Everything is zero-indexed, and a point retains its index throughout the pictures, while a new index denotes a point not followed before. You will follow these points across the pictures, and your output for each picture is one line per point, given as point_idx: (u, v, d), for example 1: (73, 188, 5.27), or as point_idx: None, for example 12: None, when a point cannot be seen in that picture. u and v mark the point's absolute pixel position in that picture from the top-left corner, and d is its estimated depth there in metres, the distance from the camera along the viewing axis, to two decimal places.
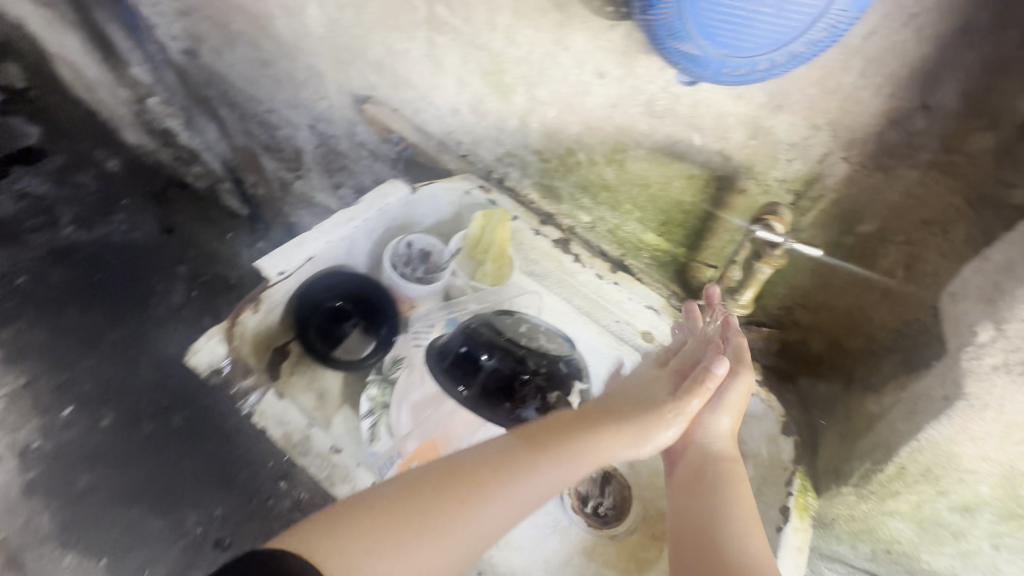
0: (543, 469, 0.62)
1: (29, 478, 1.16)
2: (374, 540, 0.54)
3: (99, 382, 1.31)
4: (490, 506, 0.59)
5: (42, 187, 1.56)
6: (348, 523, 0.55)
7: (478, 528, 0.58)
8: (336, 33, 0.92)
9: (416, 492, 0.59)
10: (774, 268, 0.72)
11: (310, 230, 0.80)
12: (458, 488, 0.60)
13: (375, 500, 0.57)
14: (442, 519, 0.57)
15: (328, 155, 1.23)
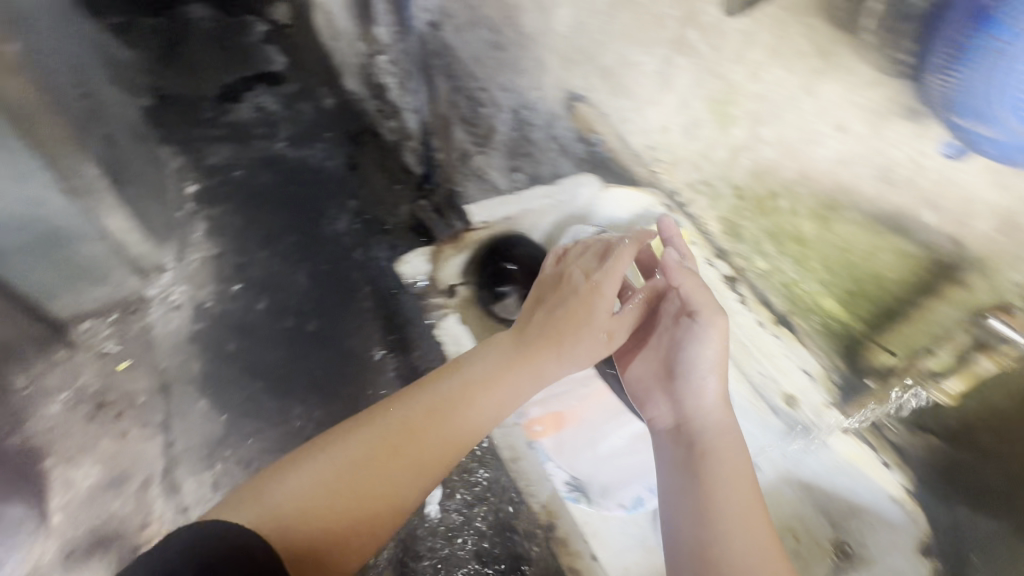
0: (458, 404, 0.96)
1: (197, 327, 1.72)
2: (314, 475, 0.88)
3: (267, 274, 1.85)
4: (409, 426, 0.93)
5: (289, 129, 2.26)
6: (297, 475, 0.88)
7: (393, 442, 0.91)
8: (578, 33, 1.01)
9: (329, 448, 0.91)
10: (997, 367, 0.77)
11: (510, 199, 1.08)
12: (361, 428, 0.93)
13: (308, 463, 0.89)
14: (352, 452, 0.90)
15: (518, 139, 1.34)
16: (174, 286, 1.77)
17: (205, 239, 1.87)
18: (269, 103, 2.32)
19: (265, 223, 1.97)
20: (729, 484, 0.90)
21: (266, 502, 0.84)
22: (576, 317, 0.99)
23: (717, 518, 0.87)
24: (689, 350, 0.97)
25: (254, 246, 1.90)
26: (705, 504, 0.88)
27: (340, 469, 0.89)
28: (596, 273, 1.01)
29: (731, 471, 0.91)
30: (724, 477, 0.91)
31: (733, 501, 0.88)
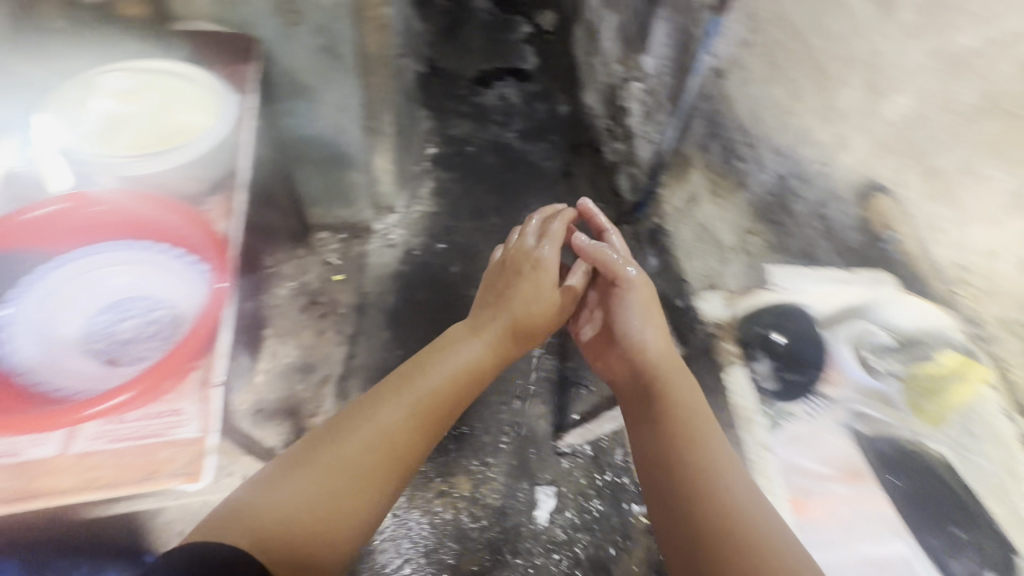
0: (434, 373, 1.02)
1: (401, 267, 1.94)
2: (304, 475, 0.82)
3: (468, 243, 2.04)
4: (383, 408, 0.93)
5: (522, 124, 2.48)
6: (286, 483, 0.81)
7: (384, 420, 0.92)
8: (910, 129, 1.04)
9: (304, 450, 0.87)
10: None
11: (813, 271, 1.07)
12: (342, 427, 0.91)
13: (290, 467, 0.84)
14: (338, 446, 0.87)
15: (772, 205, 1.34)
16: (395, 227, 2.00)
17: (430, 197, 2.11)
18: (512, 96, 2.58)
19: (479, 200, 2.16)
20: (676, 432, 0.92)
21: (258, 501, 0.78)
22: (518, 296, 1.17)
23: (701, 477, 0.85)
24: (624, 319, 1.15)
25: (464, 217, 2.11)
26: (672, 444, 0.91)
27: (327, 462, 0.85)
28: (608, 264, 1.20)
29: (687, 404, 0.98)
30: (677, 434, 0.92)
31: (708, 463, 0.87)
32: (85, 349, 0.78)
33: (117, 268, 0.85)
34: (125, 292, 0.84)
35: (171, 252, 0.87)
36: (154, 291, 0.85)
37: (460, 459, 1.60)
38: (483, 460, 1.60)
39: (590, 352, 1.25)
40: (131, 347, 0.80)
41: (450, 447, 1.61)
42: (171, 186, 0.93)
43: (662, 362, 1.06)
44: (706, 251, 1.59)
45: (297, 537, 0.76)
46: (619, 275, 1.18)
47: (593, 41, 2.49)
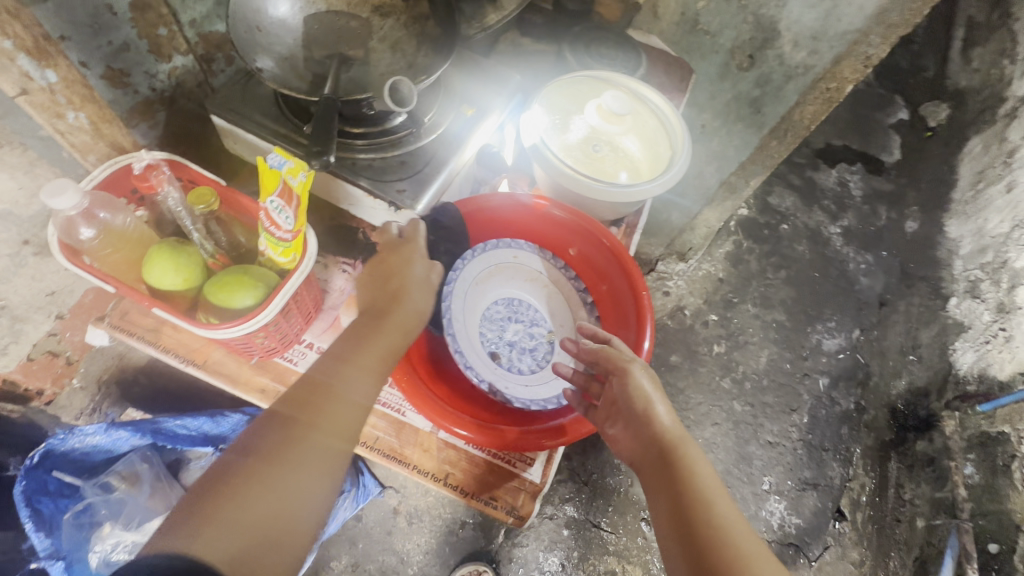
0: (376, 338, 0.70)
1: (664, 321, 1.80)
2: (276, 472, 0.59)
3: (740, 327, 1.82)
4: (336, 377, 0.67)
5: (854, 221, 2.10)
6: (232, 480, 0.58)
7: (343, 386, 0.66)
8: None
9: (266, 431, 0.62)
10: None
11: None
12: (300, 402, 0.65)
13: (249, 459, 0.59)
14: (307, 425, 0.63)
15: None
16: (674, 276, 1.85)
17: (722, 261, 1.91)
18: (854, 185, 2.19)
19: (771, 289, 1.90)
20: (704, 522, 0.64)
21: (219, 513, 0.55)
22: (400, 271, 0.74)
23: (695, 530, 0.63)
24: (630, 399, 0.73)
25: (747, 298, 1.87)
26: (698, 545, 0.62)
27: (308, 454, 0.62)
28: (618, 360, 0.75)
29: (701, 464, 0.69)
30: (688, 521, 0.64)
31: (710, 523, 0.63)
32: (482, 339, 0.87)
33: (526, 278, 0.93)
34: (524, 298, 0.92)
35: (577, 283, 0.93)
36: (549, 314, 0.92)
37: (644, 551, 1.45)
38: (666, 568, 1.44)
39: (593, 417, 0.78)
40: (515, 356, 0.88)
41: (639, 531, 1.47)
42: (602, 212, 0.96)
43: (673, 429, 0.71)
44: None
45: (285, 553, 0.57)
46: (620, 360, 0.75)
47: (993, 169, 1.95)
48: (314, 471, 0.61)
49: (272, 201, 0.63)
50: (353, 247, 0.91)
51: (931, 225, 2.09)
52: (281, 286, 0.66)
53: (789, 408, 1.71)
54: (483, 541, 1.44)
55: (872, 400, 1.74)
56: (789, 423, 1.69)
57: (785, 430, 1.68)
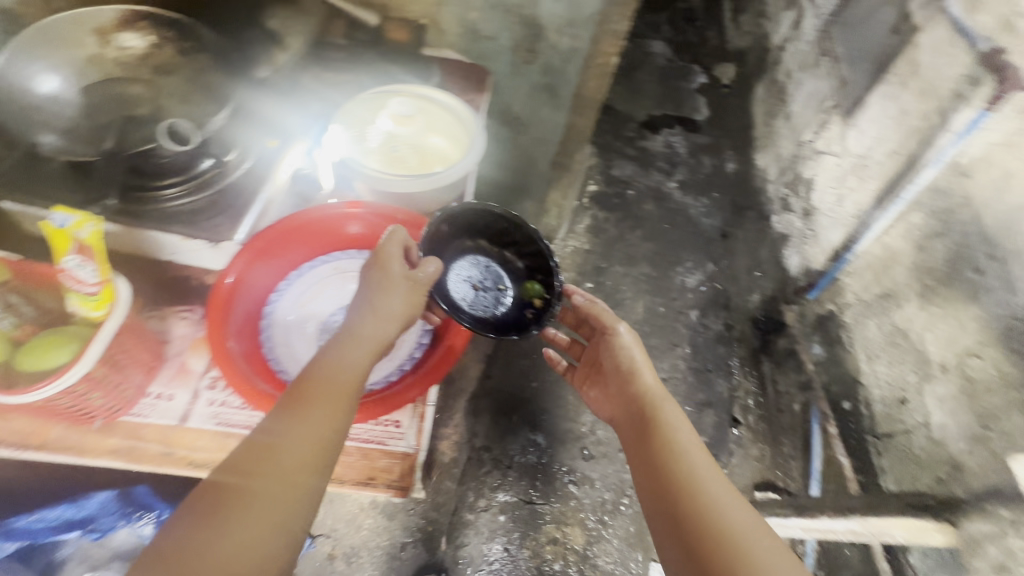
0: (311, 384, 0.77)
1: None
2: (221, 524, 0.65)
3: (615, 287, 2.00)
4: (278, 426, 0.73)
5: (686, 174, 2.40)
6: (174, 548, 0.63)
7: (276, 439, 0.72)
8: None
9: (207, 499, 0.68)
10: None
11: None
12: (241, 467, 0.70)
13: (187, 524, 0.66)
14: (245, 487, 0.68)
15: (1012, 332, 1.12)
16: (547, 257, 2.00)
17: (585, 234, 2.10)
18: (679, 144, 2.51)
19: (634, 247, 2.12)
20: (671, 467, 0.83)
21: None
22: (373, 307, 0.83)
23: (675, 480, 0.81)
24: (617, 357, 0.98)
25: (615, 261, 2.06)
26: (669, 488, 0.81)
27: (251, 505, 0.67)
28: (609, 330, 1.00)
29: (676, 421, 0.88)
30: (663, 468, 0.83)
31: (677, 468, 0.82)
32: None
33: (329, 266, 0.93)
34: None
35: None
36: (348, 302, 0.90)
37: (578, 510, 1.54)
38: (601, 518, 1.54)
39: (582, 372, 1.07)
40: None
41: (569, 493, 1.56)
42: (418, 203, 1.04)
43: (652, 390, 0.93)
44: (901, 361, 1.42)
45: None
46: (608, 323, 1.00)
47: (779, 107, 2.34)
48: (255, 521, 0.67)
49: (71, 259, 0.70)
50: (189, 293, 0.91)
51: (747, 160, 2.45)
52: (94, 335, 0.72)
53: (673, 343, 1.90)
54: (427, 555, 1.44)
55: (737, 317, 1.98)
56: (675, 356, 1.88)
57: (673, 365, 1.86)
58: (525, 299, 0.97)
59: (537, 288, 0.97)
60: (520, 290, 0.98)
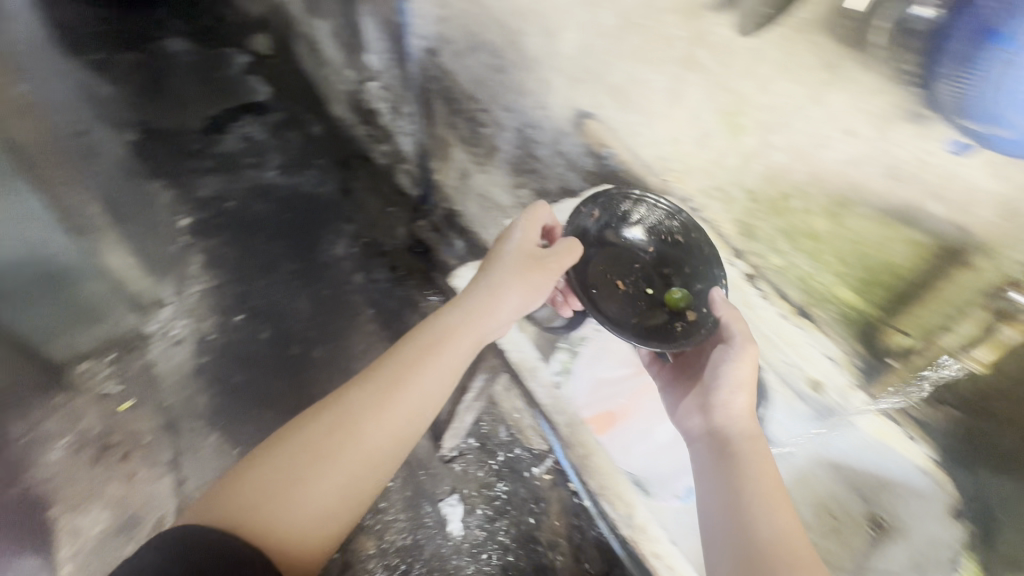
0: (412, 394, 0.80)
1: (202, 361, 1.63)
2: (310, 483, 0.72)
3: (268, 303, 1.74)
4: (383, 395, 0.79)
5: (262, 137, 2.02)
6: (266, 466, 0.73)
7: (352, 409, 0.77)
8: (584, 56, 1.05)
9: (315, 438, 0.75)
10: (1022, 334, 0.65)
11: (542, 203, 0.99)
12: (335, 431, 0.75)
13: (300, 454, 0.74)
14: (361, 452, 0.75)
15: (523, 158, 1.38)
16: (174, 320, 1.67)
17: (204, 270, 1.74)
18: None
19: (263, 250, 1.83)
20: (754, 492, 0.73)
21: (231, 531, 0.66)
22: (458, 329, 0.88)
23: (759, 559, 0.66)
24: (716, 367, 0.87)
25: (252, 275, 1.78)
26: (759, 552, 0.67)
27: (338, 473, 0.73)
28: (720, 368, 0.86)
29: None
30: (754, 501, 0.72)
31: (767, 495, 0.72)
32: None
33: None
34: None
35: None
36: None
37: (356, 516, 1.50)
38: (376, 508, 1.51)
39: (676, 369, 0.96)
40: None
41: None
42: None
43: (750, 416, 0.84)
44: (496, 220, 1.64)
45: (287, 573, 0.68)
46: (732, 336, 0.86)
47: (287, 24, 2.04)
48: (332, 494, 0.72)
49: None
50: None
51: (301, 79, 2.09)
52: None
53: (355, 306, 1.77)
54: None
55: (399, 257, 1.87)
56: (367, 326, 1.75)
57: (361, 323, 1.76)
58: (671, 311, 0.95)
59: (682, 295, 0.95)
60: (660, 303, 0.96)
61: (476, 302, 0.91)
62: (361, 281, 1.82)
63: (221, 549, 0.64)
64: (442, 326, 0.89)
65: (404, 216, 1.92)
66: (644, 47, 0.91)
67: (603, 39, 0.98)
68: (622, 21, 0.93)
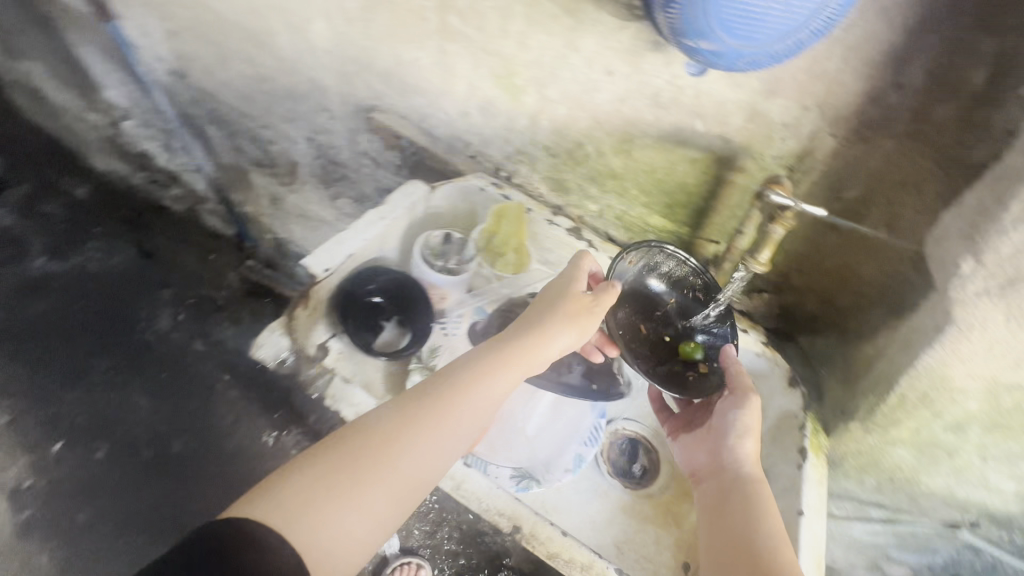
0: (483, 398, 0.60)
1: (24, 516, 1.22)
2: (357, 491, 0.52)
3: (91, 414, 1.34)
4: (439, 405, 0.58)
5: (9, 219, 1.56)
6: (327, 459, 0.54)
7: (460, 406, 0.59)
8: (343, 46, 0.94)
9: (403, 435, 0.56)
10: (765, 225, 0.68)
11: (346, 229, 0.76)
12: (427, 436, 0.57)
13: (353, 447, 0.55)
14: (408, 470, 0.55)
15: (327, 167, 1.25)
16: None
17: None
18: None
19: (56, 358, 1.39)
20: (748, 522, 0.57)
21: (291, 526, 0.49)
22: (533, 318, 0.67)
23: None
24: (733, 417, 0.64)
25: (54, 392, 1.34)
26: None
27: (400, 479, 0.55)
28: (726, 420, 0.64)
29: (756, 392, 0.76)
30: (747, 531, 0.56)
31: (753, 527, 0.57)
32: None
33: None
34: None
35: None
36: None
37: None
38: None
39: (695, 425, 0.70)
40: None
41: None
42: None
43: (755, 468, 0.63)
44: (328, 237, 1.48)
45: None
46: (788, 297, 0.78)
47: None
48: (387, 509, 0.54)
49: None
50: None
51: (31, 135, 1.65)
52: None
53: (214, 375, 1.44)
54: None
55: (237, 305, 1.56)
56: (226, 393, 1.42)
57: (221, 394, 1.41)
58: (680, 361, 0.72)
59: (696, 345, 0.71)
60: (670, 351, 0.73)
61: (540, 308, 0.68)
62: (206, 345, 1.48)
63: (255, 545, 0.46)
64: (524, 334, 0.64)
65: (231, 257, 1.64)
66: (399, 26, 0.84)
67: (354, 26, 0.89)
68: (366, 4, 0.85)
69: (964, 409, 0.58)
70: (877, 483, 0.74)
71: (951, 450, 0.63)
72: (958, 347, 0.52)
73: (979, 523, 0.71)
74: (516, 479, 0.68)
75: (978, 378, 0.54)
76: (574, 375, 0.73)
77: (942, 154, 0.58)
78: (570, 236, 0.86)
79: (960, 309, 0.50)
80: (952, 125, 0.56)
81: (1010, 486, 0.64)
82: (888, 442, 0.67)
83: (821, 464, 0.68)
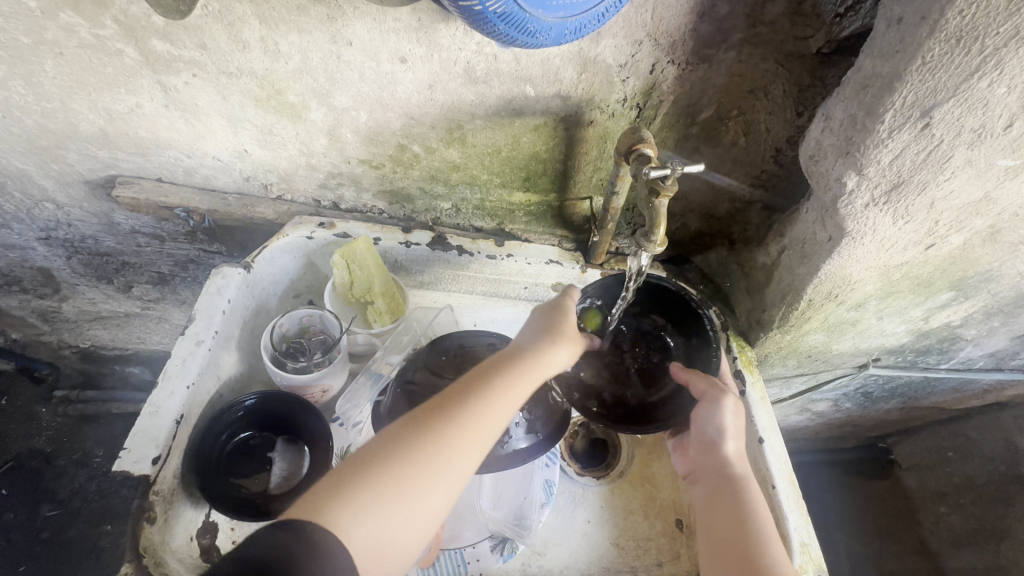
0: (525, 384, 0.49)
1: None
2: (396, 499, 0.42)
3: None
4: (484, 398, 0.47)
5: None
6: (350, 475, 0.42)
7: (507, 405, 0.47)
8: (11, 116, 0.63)
9: (444, 417, 0.45)
10: (628, 180, 0.60)
11: (156, 386, 0.56)
12: (472, 422, 0.46)
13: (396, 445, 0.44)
14: (450, 468, 0.44)
15: (91, 260, 0.93)
16: None
17: None
18: None
19: None
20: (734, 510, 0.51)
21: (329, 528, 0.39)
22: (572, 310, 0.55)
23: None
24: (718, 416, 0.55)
25: None
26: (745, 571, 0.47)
27: (448, 477, 0.44)
28: (707, 425, 0.55)
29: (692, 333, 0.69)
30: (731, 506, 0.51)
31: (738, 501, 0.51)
32: None
33: None
34: None
35: None
36: None
37: None
38: None
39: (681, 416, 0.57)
40: None
41: None
42: None
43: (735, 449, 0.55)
44: (146, 329, 1.15)
45: None
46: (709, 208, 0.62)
47: None
48: (429, 514, 0.43)
49: None
50: None
51: None
52: None
53: (92, 531, 1.12)
54: None
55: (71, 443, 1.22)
56: (107, 545, 1.11)
57: (112, 549, 1.11)
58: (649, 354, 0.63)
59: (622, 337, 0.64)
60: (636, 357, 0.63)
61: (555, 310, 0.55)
62: (60, 506, 1.14)
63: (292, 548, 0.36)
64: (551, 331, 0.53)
65: (30, 394, 1.24)
66: (83, 70, 0.58)
67: (13, 87, 0.60)
68: (13, 53, 0.56)
69: (861, 291, 0.60)
70: (798, 363, 0.78)
71: (855, 320, 0.66)
72: (854, 251, 0.53)
73: (880, 358, 0.78)
74: (498, 549, 0.61)
75: (872, 267, 0.55)
76: (518, 439, 0.57)
77: (782, 52, 0.54)
78: (437, 250, 0.72)
79: (851, 222, 0.50)
80: (784, 21, 0.52)
81: (902, 328, 0.70)
82: (803, 334, 0.69)
83: (758, 380, 0.67)
